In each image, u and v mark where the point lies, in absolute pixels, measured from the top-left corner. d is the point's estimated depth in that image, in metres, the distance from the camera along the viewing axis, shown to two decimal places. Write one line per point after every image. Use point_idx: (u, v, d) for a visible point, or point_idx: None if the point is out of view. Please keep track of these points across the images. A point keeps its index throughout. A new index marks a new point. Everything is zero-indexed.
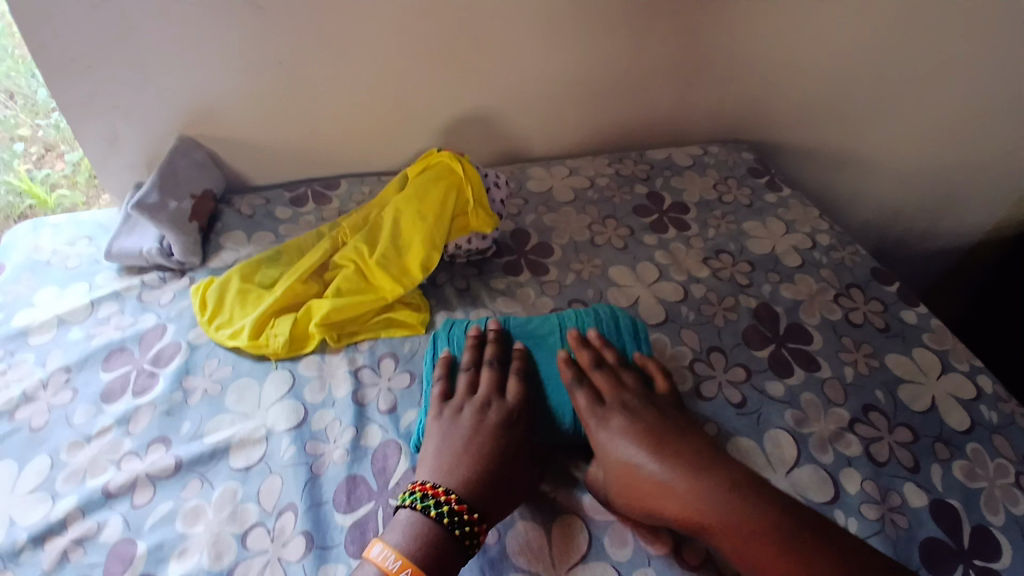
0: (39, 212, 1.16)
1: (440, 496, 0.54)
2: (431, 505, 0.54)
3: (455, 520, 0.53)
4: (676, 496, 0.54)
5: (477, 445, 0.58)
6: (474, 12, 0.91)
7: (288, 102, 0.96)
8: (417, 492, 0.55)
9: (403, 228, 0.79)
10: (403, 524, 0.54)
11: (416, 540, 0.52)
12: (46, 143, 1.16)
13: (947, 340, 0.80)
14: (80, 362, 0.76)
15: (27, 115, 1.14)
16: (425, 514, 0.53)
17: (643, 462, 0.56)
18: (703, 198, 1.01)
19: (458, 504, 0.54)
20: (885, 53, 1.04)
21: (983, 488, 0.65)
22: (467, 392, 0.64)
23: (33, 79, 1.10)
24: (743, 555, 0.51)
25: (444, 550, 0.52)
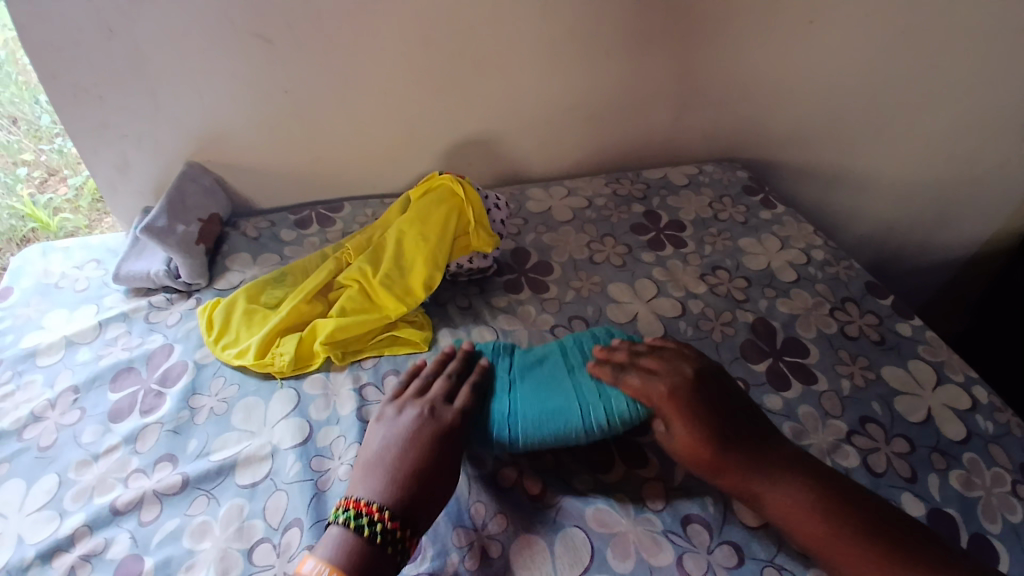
0: (41, 236, 1.18)
1: (372, 512, 0.55)
2: (360, 522, 0.55)
3: (385, 536, 0.54)
4: (740, 460, 0.60)
5: (409, 448, 0.60)
6: (473, 41, 0.95)
7: (293, 128, 0.99)
8: (348, 509, 0.56)
9: (406, 248, 0.81)
10: (338, 539, 0.55)
11: (346, 554, 0.53)
12: (49, 167, 1.20)
13: (942, 352, 0.82)
14: (88, 383, 0.77)
15: (31, 139, 1.17)
16: (356, 533, 0.54)
17: (711, 426, 0.61)
18: (699, 216, 1.03)
19: (389, 521, 0.55)
20: (873, 75, 1.07)
21: (980, 497, 0.65)
22: (412, 398, 0.66)
23: (36, 105, 1.14)
24: (792, 517, 0.57)
25: (373, 563, 0.53)
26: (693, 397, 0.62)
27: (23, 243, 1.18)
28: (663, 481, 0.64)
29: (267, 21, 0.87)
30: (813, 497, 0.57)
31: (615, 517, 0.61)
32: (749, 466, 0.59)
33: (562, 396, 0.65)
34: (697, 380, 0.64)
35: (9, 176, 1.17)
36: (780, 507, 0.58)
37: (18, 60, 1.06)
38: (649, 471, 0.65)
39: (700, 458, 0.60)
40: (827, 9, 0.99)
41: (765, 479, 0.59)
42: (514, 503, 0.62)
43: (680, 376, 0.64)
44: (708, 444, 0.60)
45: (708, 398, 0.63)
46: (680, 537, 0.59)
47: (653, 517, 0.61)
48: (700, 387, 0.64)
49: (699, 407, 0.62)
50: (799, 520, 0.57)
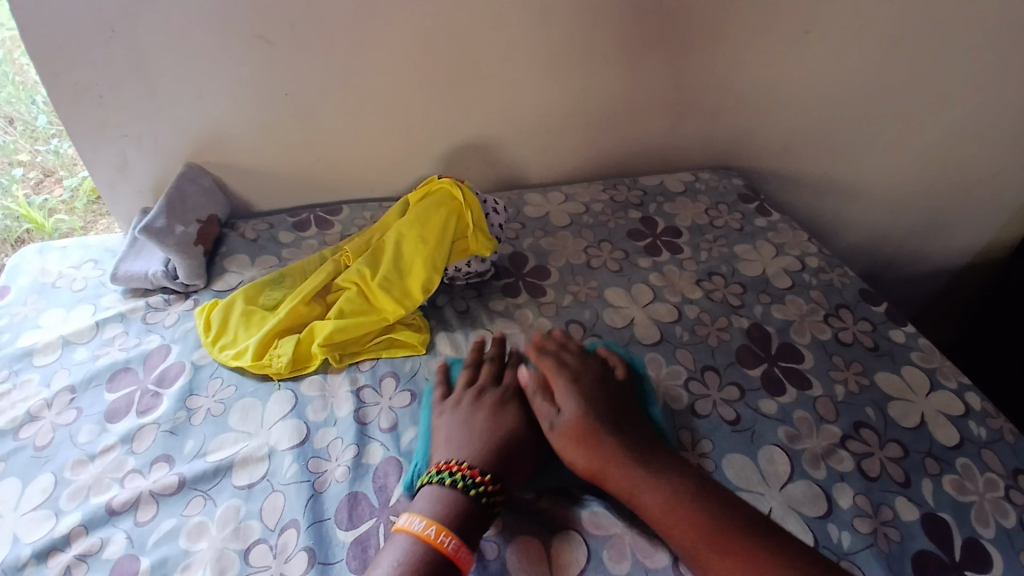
0: (36, 236, 1.18)
1: (475, 475, 0.58)
2: (463, 482, 0.58)
3: (485, 497, 0.58)
4: (615, 457, 0.60)
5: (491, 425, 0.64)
6: (472, 47, 0.96)
7: (293, 131, 0.99)
8: (446, 470, 0.59)
9: (405, 251, 0.81)
10: (432, 496, 0.58)
11: (444, 510, 0.56)
12: (45, 168, 1.20)
13: (934, 358, 0.83)
14: (85, 382, 0.77)
15: (26, 140, 1.17)
16: (450, 487, 0.58)
17: (596, 414, 0.63)
18: (695, 223, 1.04)
19: (491, 484, 0.58)
20: (866, 86, 1.09)
21: (973, 502, 0.66)
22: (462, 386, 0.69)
23: (34, 105, 1.13)
24: (662, 518, 0.55)
25: (469, 519, 0.56)
26: (586, 386, 0.67)
27: (18, 244, 1.18)
28: None
29: (269, 23, 0.88)
30: (693, 504, 0.55)
31: (610, 518, 0.61)
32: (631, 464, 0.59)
33: None
34: (591, 383, 0.67)
35: (5, 177, 1.17)
36: (657, 511, 0.56)
37: (15, 60, 1.06)
38: None
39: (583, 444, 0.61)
40: (823, 20, 1.01)
41: (642, 478, 0.58)
42: (510, 507, 0.62)
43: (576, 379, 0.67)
44: (592, 430, 0.62)
45: (603, 383, 0.68)
46: None
47: None
48: (596, 382, 0.68)
49: (589, 399, 0.65)
50: (674, 520, 0.55)
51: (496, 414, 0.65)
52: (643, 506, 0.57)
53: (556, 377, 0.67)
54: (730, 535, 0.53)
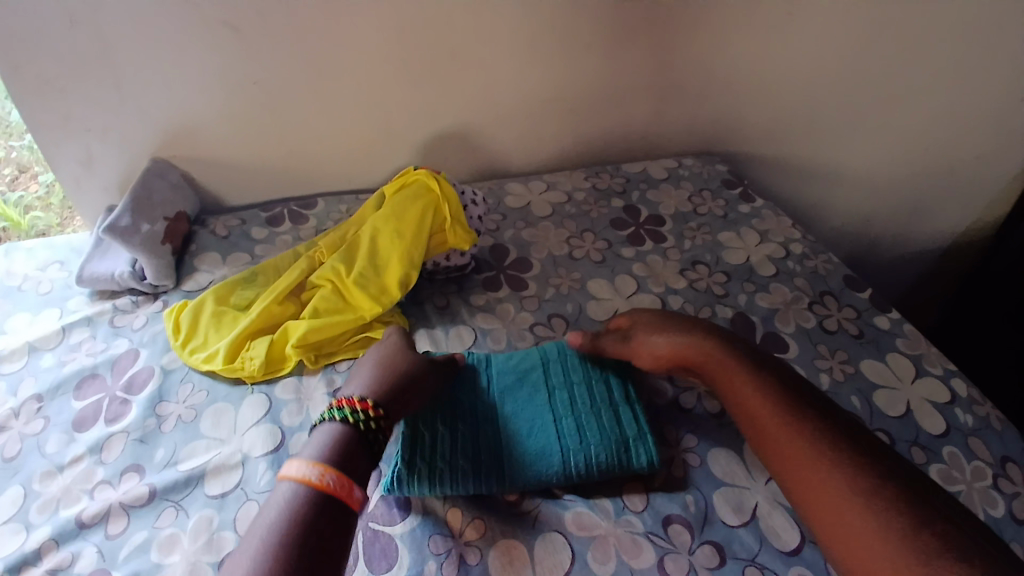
0: (13, 235, 1.14)
1: (356, 404, 0.57)
2: (348, 414, 0.56)
3: (367, 425, 0.56)
4: (701, 353, 0.64)
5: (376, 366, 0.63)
6: (448, 32, 0.92)
7: (264, 122, 0.96)
8: (336, 407, 0.57)
9: (380, 246, 0.79)
10: (324, 437, 0.55)
11: (328, 446, 0.54)
12: (20, 164, 1.15)
13: (920, 345, 0.82)
14: (51, 390, 0.74)
15: (1, 136, 1.12)
16: (345, 424, 0.56)
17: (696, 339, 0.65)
18: (679, 211, 1.02)
19: (371, 409, 0.57)
20: (850, 68, 1.08)
21: (960, 492, 0.66)
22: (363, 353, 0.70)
23: (5, 100, 1.08)
24: (749, 406, 0.57)
25: (349, 448, 0.54)
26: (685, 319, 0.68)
27: None
28: (644, 483, 0.63)
29: (234, 10, 0.84)
30: (795, 403, 0.56)
31: (594, 519, 0.60)
32: (736, 371, 0.60)
33: (544, 433, 0.64)
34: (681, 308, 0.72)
35: None
36: (751, 404, 0.57)
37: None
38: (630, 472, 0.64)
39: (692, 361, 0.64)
40: (807, 1, 0.99)
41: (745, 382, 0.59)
42: (492, 510, 0.61)
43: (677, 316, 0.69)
44: (696, 348, 0.64)
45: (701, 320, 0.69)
46: (661, 539, 0.59)
47: (633, 518, 0.60)
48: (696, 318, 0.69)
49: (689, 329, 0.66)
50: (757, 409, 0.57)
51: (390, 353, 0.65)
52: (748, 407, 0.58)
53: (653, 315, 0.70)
54: (817, 423, 0.54)
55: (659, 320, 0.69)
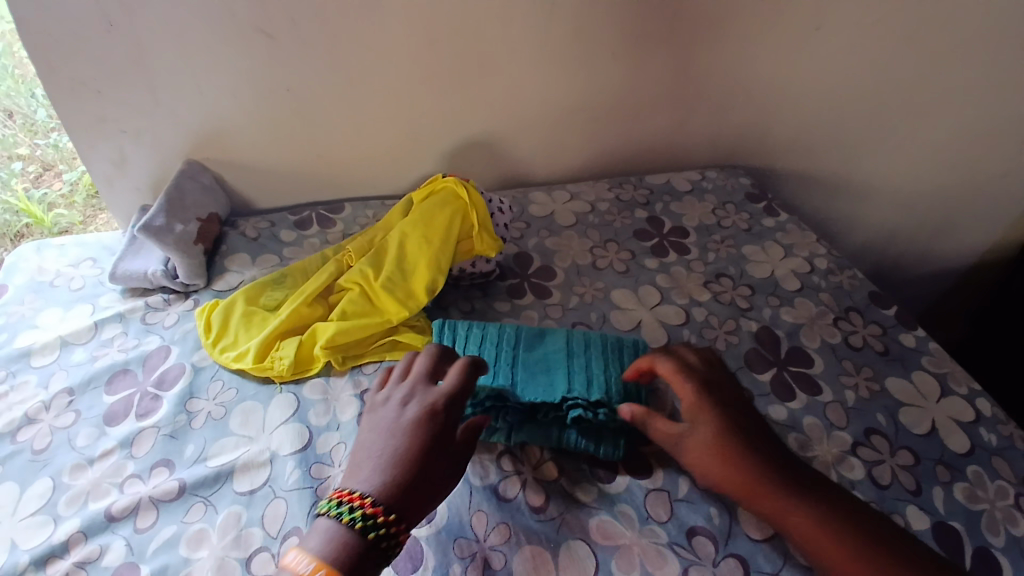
0: (35, 231, 1.16)
1: (365, 505, 0.52)
2: (351, 516, 0.51)
3: (376, 533, 0.51)
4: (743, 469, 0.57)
5: (389, 435, 0.56)
6: (477, 43, 0.94)
7: (296, 128, 0.98)
8: (347, 504, 0.52)
9: (409, 251, 0.80)
10: (320, 532, 0.52)
11: (335, 550, 0.50)
12: (45, 161, 1.18)
13: (945, 363, 0.81)
14: (83, 384, 0.76)
15: (26, 133, 1.15)
16: (337, 521, 0.51)
17: (737, 430, 0.58)
18: (702, 223, 1.02)
19: (383, 516, 0.51)
20: (877, 85, 1.07)
21: (983, 511, 0.66)
22: (397, 380, 0.62)
23: (32, 99, 1.11)
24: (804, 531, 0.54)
25: (361, 559, 0.50)
26: (723, 390, 0.61)
27: (16, 238, 1.16)
28: (668, 492, 0.63)
29: (268, 18, 0.86)
30: (832, 507, 0.55)
31: (618, 529, 0.60)
32: (778, 479, 0.56)
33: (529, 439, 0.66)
34: (717, 387, 0.61)
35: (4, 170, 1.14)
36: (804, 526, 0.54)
37: (14, 54, 1.05)
38: (653, 482, 0.64)
39: (732, 461, 0.57)
40: (833, 17, 0.99)
41: (786, 495, 0.56)
42: (516, 514, 0.61)
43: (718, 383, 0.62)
44: (730, 467, 0.57)
45: (729, 391, 0.61)
46: (685, 550, 0.59)
47: (658, 528, 0.60)
48: (728, 393, 0.61)
49: (723, 413, 0.59)
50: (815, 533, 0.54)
51: (414, 426, 0.56)
52: (786, 522, 0.55)
53: (686, 385, 0.61)
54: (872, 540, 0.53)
55: (695, 406, 0.59)
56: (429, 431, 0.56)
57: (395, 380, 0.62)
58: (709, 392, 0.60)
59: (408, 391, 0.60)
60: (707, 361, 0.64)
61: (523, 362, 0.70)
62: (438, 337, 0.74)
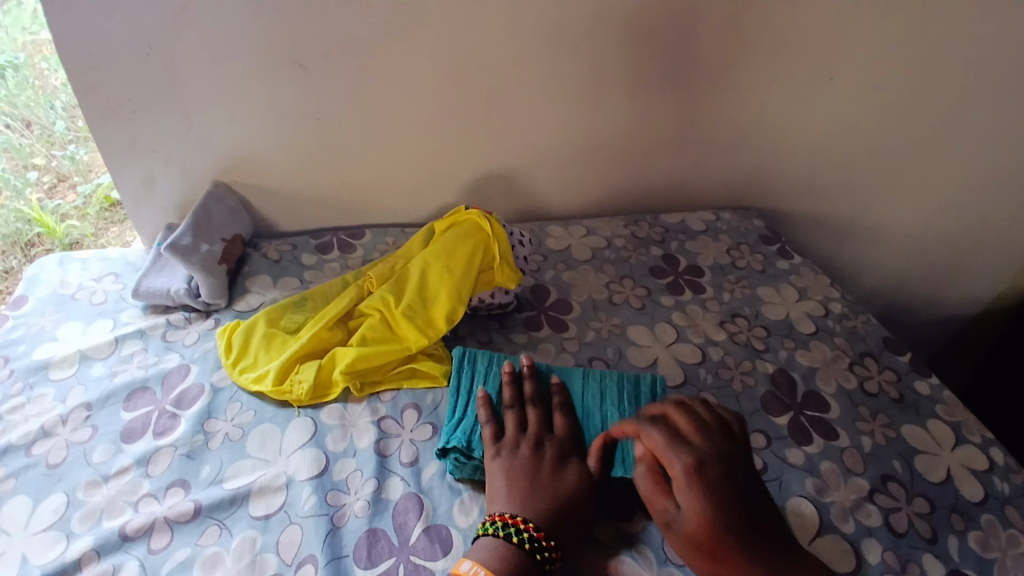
0: (46, 241, 1.18)
1: (520, 523, 0.57)
2: (506, 530, 0.57)
3: (536, 549, 0.56)
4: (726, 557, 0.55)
5: (541, 475, 0.62)
6: (502, 79, 0.97)
7: (321, 153, 1.00)
8: (500, 521, 0.58)
9: (430, 280, 0.81)
10: (488, 547, 0.57)
11: (500, 561, 0.55)
12: (59, 172, 1.21)
13: (959, 412, 0.81)
14: (101, 400, 0.76)
15: (43, 144, 1.18)
16: (506, 540, 0.57)
17: (726, 518, 0.55)
18: (717, 262, 1.04)
19: (544, 539, 0.57)
20: (888, 135, 1.10)
21: (996, 559, 0.65)
22: (518, 427, 0.66)
23: (51, 111, 1.15)
24: None
25: (524, 572, 0.55)
26: (721, 468, 0.56)
27: (26, 247, 1.17)
28: None
29: (303, 48, 0.89)
30: None
31: (636, 569, 0.59)
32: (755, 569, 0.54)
33: None
34: (716, 463, 0.57)
35: (19, 179, 1.17)
36: None
37: (36, 65, 1.11)
38: None
39: (707, 545, 0.55)
40: (847, 69, 1.02)
41: None
42: None
43: (717, 459, 0.57)
44: (714, 553, 0.55)
45: (730, 467, 0.57)
46: None
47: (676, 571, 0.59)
48: (726, 473, 0.57)
49: (717, 497, 0.55)
50: None
51: (556, 467, 0.62)
52: None
53: (676, 465, 0.57)
54: None
55: (687, 485, 0.56)
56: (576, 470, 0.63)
57: (516, 425, 0.66)
58: (703, 474, 0.56)
59: (537, 436, 0.65)
60: (707, 431, 0.60)
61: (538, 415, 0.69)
62: (456, 373, 0.73)
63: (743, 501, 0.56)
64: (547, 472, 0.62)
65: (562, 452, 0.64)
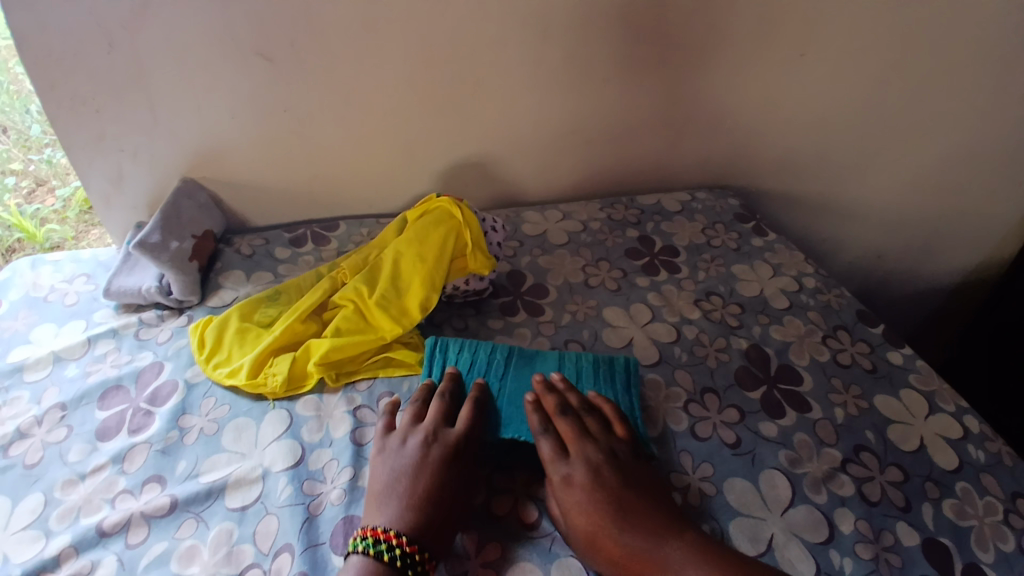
0: (27, 246, 1.17)
1: (389, 538, 0.56)
2: (377, 548, 0.55)
3: (405, 562, 0.55)
4: (624, 546, 0.57)
5: (416, 477, 0.61)
6: (472, 65, 0.96)
7: (293, 146, 0.99)
8: (370, 537, 0.56)
9: (403, 269, 0.81)
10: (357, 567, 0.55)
11: None
12: (37, 177, 1.19)
13: (933, 381, 0.83)
14: (76, 400, 0.76)
15: (20, 149, 1.16)
16: (376, 560, 0.55)
17: (609, 508, 0.59)
18: (693, 242, 1.04)
19: (408, 546, 0.55)
20: (862, 111, 1.10)
21: (973, 527, 0.67)
22: (411, 424, 0.67)
23: (26, 115, 1.12)
24: None
25: None
26: (599, 467, 0.62)
27: (8, 253, 1.16)
28: None
29: (269, 39, 0.87)
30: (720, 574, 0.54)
31: None
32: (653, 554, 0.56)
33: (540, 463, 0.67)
34: (595, 464, 0.62)
35: None
36: None
37: (10, 70, 1.06)
38: None
39: (592, 542, 0.58)
40: (817, 44, 1.02)
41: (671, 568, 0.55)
42: (509, 534, 0.61)
43: (590, 463, 0.62)
44: (605, 547, 0.57)
45: (602, 467, 0.62)
46: None
47: None
48: (601, 471, 0.62)
49: (590, 497, 0.60)
50: None
51: (437, 464, 0.62)
52: None
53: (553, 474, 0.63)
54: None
55: (562, 487, 0.61)
56: (455, 475, 0.61)
57: (410, 422, 0.67)
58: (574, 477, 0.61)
59: (427, 434, 0.65)
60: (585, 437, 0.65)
61: (508, 393, 0.71)
62: (428, 359, 0.74)
63: (626, 494, 0.60)
64: (426, 470, 0.61)
65: (451, 447, 0.63)
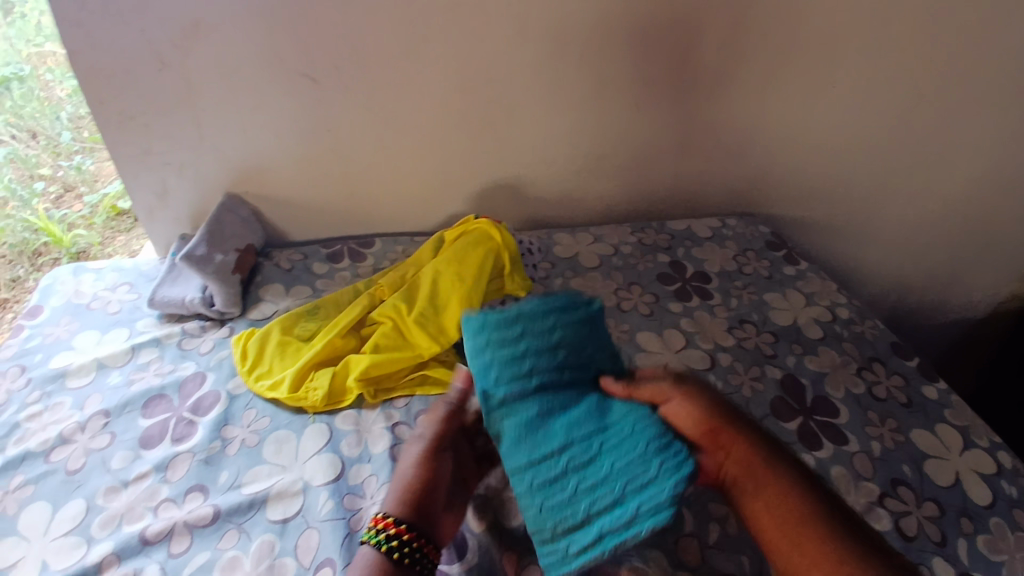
0: (53, 250, 1.18)
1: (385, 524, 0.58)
2: (376, 538, 0.56)
3: (399, 552, 0.55)
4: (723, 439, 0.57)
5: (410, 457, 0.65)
6: (509, 90, 0.98)
7: (333, 165, 1.02)
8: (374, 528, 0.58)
9: (442, 287, 0.82)
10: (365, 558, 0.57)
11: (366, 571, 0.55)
12: (65, 183, 1.25)
13: (967, 416, 0.82)
14: (119, 407, 0.77)
15: (49, 155, 1.24)
16: (376, 549, 0.56)
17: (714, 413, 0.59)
18: (724, 269, 1.04)
19: (397, 529, 0.57)
20: (893, 143, 1.11)
21: (1005, 561, 0.66)
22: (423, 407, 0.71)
23: (57, 122, 1.23)
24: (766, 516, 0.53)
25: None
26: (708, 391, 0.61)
27: (34, 256, 1.18)
28: (699, 539, 0.65)
29: (316, 61, 0.90)
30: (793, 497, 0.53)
31: None
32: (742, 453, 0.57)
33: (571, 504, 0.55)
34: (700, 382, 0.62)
35: (27, 190, 1.21)
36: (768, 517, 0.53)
37: (40, 76, 1.20)
38: (684, 527, 0.65)
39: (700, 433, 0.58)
40: (849, 77, 1.03)
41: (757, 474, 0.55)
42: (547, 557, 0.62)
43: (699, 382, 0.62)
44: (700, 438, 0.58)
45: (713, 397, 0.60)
46: None
47: None
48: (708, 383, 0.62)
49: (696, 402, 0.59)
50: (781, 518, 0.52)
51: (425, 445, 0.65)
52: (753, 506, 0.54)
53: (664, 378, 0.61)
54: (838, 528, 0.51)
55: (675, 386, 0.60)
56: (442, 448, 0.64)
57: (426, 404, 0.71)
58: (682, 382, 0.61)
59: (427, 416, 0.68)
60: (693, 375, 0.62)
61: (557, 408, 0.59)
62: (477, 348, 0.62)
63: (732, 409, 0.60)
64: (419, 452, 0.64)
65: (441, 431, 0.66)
